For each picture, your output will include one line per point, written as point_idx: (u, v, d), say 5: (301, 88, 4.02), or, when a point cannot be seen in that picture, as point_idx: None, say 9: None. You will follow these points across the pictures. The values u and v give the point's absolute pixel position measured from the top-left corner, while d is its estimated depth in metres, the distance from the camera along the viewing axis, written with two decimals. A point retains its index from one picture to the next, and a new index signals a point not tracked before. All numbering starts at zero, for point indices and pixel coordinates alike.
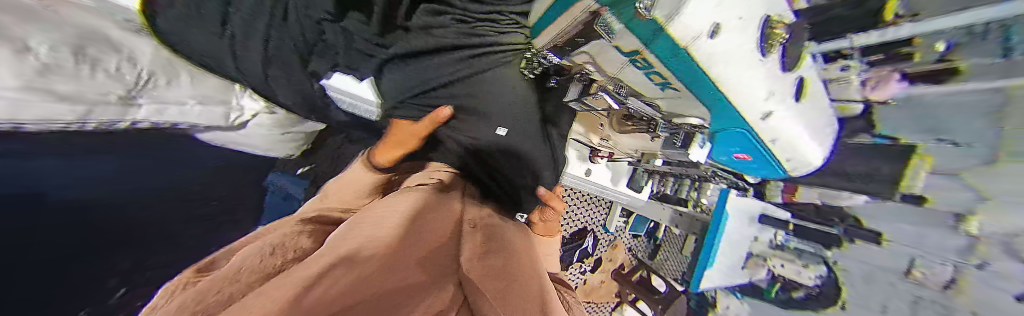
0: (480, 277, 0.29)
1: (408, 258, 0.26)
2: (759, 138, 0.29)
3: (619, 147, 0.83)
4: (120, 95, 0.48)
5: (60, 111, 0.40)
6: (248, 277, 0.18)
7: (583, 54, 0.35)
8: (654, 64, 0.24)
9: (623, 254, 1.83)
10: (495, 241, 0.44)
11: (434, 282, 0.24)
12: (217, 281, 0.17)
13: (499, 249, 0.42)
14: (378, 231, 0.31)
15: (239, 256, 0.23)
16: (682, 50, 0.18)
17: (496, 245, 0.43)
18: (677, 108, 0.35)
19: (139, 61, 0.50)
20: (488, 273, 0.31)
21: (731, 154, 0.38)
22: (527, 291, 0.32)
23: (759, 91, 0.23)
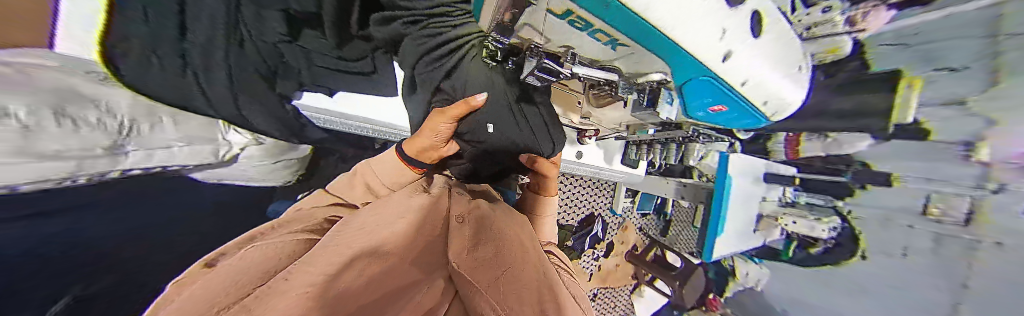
0: (472, 268, 0.31)
1: (394, 260, 0.27)
2: (727, 84, 0.29)
3: (602, 123, 0.84)
4: (104, 147, 0.49)
5: (51, 170, 0.43)
6: (235, 287, 0.19)
7: (524, 29, 0.32)
8: (590, 19, 0.24)
9: (635, 234, 1.82)
10: (490, 230, 0.45)
11: (415, 283, 0.25)
12: (203, 290, 0.18)
13: (492, 236, 0.43)
14: (367, 233, 0.32)
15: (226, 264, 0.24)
16: (615, 1, 0.18)
17: (490, 233, 0.44)
18: (638, 61, 0.34)
19: (119, 111, 0.51)
20: (481, 263, 0.33)
21: (705, 107, 0.37)
22: (522, 275, 0.34)
23: (708, 32, 0.23)
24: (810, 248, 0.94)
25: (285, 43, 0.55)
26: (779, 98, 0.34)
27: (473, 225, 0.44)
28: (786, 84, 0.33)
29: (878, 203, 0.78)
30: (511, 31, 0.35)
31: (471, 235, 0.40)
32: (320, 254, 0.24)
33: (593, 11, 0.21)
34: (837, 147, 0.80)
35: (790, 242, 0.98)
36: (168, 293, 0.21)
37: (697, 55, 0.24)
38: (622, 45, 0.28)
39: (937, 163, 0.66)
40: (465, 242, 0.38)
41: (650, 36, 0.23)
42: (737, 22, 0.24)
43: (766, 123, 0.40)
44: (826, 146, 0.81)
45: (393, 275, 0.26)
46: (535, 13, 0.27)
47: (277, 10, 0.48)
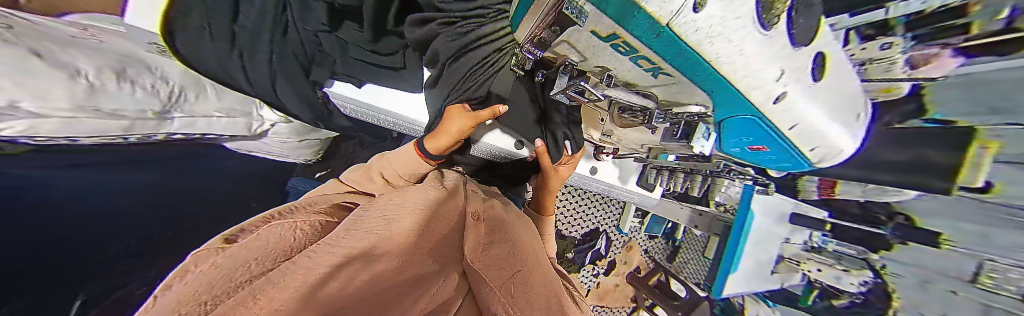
0: (486, 266, 0.32)
1: (412, 249, 0.28)
2: (775, 127, 0.27)
3: (622, 143, 0.77)
4: (155, 112, 0.54)
5: (111, 126, 0.49)
6: (252, 265, 0.20)
7: (563, 43, 0.31)
8: (637, 46, 0.23)
9: (639, 256, 1.76)
10: (501, 232, 0.46)
11: (432, 276, 0.27)
12: (230, 265, 0.19)
13: (504, 238, 0.44)
14: (387, 219, 0.33)
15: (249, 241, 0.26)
16: (664, 26, 0.17)
17: (502, 234, 0.44)
18: (680, 92, 0.31)
19: (171, 78, 0.57)
20: (494, 263, 0.33)
21: (743, 145, 0.35)
22: (533, 282, 0.34)
23: (767, 71, 0.20)
24: (834, 300, 0.75)
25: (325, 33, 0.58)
26: (832, 149, 0.31)
27: (488, 226, 0.44)
28: (845, 136, 0.30)
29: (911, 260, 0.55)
30: (549, 46, 0.35)
31: (485, 234, 0.41)
32: (340, 238, 0.25)
33: (641, 36, 0.20)
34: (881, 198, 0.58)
35: (812, 288, 0.81)
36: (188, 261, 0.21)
37: (746, 91, 0.22)
38: (667, 74, 0.26)
39: (995, 229, 0.38)
40: (480, 239, 0.38)
41: (698, 68, 0.21)
42: (803, 60, 0.21)
43: (810, 169, 0.37)
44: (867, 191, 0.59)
45: (415, 259, 0.27)
46: (579, 32, 0.27)
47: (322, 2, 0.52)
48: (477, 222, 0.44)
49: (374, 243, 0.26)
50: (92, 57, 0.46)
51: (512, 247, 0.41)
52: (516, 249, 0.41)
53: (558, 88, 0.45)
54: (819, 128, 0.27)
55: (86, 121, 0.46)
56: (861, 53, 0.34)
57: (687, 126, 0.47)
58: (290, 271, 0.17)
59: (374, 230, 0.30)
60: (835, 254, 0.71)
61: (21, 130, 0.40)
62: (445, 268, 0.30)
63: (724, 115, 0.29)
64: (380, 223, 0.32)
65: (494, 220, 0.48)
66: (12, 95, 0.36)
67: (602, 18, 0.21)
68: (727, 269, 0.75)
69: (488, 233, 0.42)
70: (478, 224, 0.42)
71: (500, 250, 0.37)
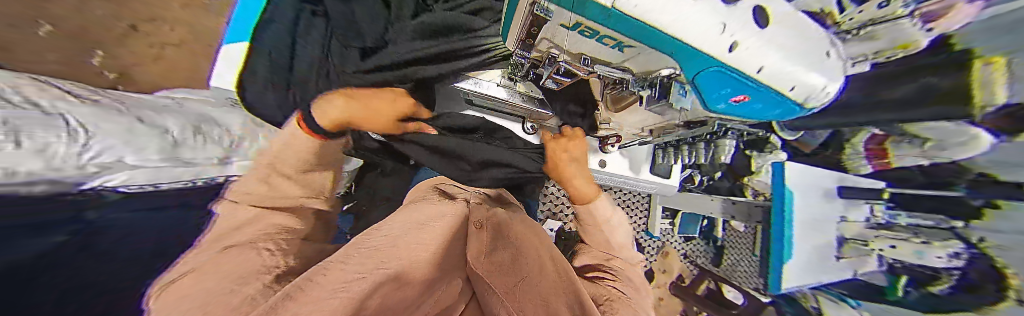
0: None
1: (418, 265, 0.39)
2: (743, 74, 0.29)
3: (625, 128, 0.83)
4: (218, 158, 0.62)
5: (185, 173, 0.57)
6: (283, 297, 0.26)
7: (545, 41, 0.36)
8: (598, 28, 0.27)
9: (679, 263, 1.60)
10: (506, 241, 0.49)
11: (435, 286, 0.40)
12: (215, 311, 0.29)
13: (506, 244, 0.47)
14: (390, 240, 0.41)
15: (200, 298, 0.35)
16: (611, 8, 0.22)
17: (505, 244, 0.49)
18: (650, 61, 0.34)
19: (234, 129, 0.66)
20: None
21: (726, 99, 0.36)
22: (536, 282, 0.44)
23: (710, 26, 0.24)
24: (931, 287, 0.68)
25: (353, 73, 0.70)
26: (814, 87, 0.31)
27: (490, 233, 0.53)
28: (821, 74, 0.31)
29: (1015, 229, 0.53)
30: (532, 46, 0.40)
31: (487, 244, 0.46)
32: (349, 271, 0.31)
33: (599, 20, 0.25)
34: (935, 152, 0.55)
35: (898, 276, 0.74)
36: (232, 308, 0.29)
37: (699, 46, 0.26)
38: (631, 47, 0.30)
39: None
40: (483, 251, 0.44)
41: (652, 34, 0.25)
42: (741, 13, 0.25)
43: (804, 112, 0.37)
44: (925, 152, 0.57)
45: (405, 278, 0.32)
46: (551, 29, 0.32)
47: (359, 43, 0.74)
48: (480, 231, 0.52)
49: (396, 269, 0.35)
50: (177, 118, 0.56)
51: (512, 251, 0.51)
52: (518, 250, 0.51)
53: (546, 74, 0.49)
54: (790, 70, 0.29)
55: (166, 172, 0.53)
56: (856, 15, 0.45)
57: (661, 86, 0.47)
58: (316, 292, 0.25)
59: (396, 249, 0.40)
60: (912, 230, 0.69)
61: (121, 180, 0.46)
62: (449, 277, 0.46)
63: (693, 74, 0.32)
64: (412, 240, 0.44)
65: (499, 223, 0.56)
66: (119, 152, 0.44)
67: (564, 12, 0.26)
68: (779, 259, 0.70)
69: (490, 235, 0.52)
70: (481, 230, 0.52)
71: (501, 254, 0.49)
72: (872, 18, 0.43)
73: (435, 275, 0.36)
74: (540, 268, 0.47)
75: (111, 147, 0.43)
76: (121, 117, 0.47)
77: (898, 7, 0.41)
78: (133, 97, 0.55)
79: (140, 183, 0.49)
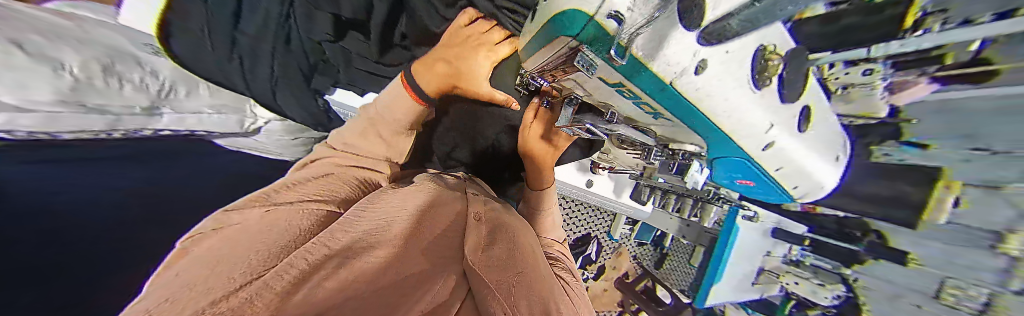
0: (486, 267, 0.33)
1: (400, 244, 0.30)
2: (763, 168, 0.29)
3: (618, 161, 0.82)
4: (143, 107, 0.65)
5: (93, 122, 0.57)
6: (217, 280, 0.19)
7: (571, 80, 0.33)
8: (640, 95, 0.24)
9: (628, 262, 1.82)
10: (503, 232, 0.46)
11: (430, 275, 0.28)
12: (201, 258, 0.24)
13: (504, 238, 0.43)
14: (385, 224, 0.34)
15: (236, 225, 0.30)
16: (667, 85, 0.19)
17: (502, 235, 0.44)
18: (676, 133, 0.32)
19: None
20: (496, 265, 0.34)
21: (732, 179, 0.37)
22: (533, 282, 0.36)
23: (758, 125, 0.22)
24: (810, 310, 0.77)
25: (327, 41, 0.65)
26: (815, 185, 0.33)
27: (488, 226, 0.44)
28: (827, 176, 0.32)
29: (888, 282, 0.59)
30: (556, 77, 0.36)
31: (485, 235, 0.41)
32: (330, 244, 0.26)
33: (645, 89, 0.22)
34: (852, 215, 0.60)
35: (790, 298, 0.82)
36: (177, 270, 0.22)
37: (738, 139, 0.24)
38: (665, 118, 0.28)
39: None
40: (479, 241, 0.39)
41: (693, 118, 0.23)
42: (793, 114, 0.23)
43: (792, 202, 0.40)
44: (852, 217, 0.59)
45: (404, 253, 0.29)
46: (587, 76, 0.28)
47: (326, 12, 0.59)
48: (478, 223, 0.44)
49: (373, 252, 0.26)
50: None
51: (510, 246, 0.42)
52: (519, 247, 0.43)
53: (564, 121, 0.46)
54: (805, 170, 0.30)
55: (64, 121, 0.54)
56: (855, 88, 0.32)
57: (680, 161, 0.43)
58: (279, 276, 0.19)
59: (374, 238, 0.30)
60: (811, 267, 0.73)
61: None
62: (445, 267, 0.31)
63: (716, 154, 0.31)
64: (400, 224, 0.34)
65: (497, 217, 0.50)
66: None
67: (609, 71, 0.23)
68: (710, 279, 0.78)
69: (489, 227, 0.44)
70: (480, 222, 0.44)
71: (501, 246, 0.40)
72: (852, 83, 0.32)
73: (433, 260, 0.31)
74: (535, 268, 0.40)
75: None
76: None
77: (875, 91, 0.31)
78: None
79: None
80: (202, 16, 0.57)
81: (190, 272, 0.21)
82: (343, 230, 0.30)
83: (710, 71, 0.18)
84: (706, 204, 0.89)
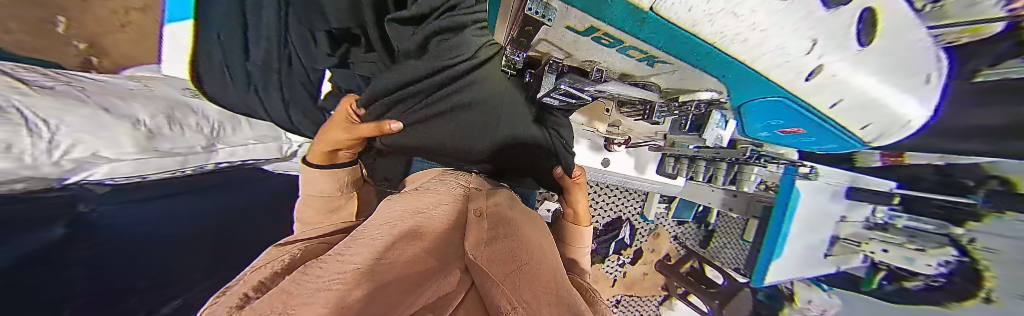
0: (490, 260, 0.31)
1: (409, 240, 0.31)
2: (808, 101, 0.23)
3: (634, 132, 0.75)
4: (202, 145, 0.60)
5: (171, 163, 0.54)
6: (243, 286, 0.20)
7: (542, 42, 0.31)
8: (621, 36, 0.21)
9: (668, 243, 1.68)
10: (508, 226, 0.45)
11: (436, 271, 0.27)
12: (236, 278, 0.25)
13: (510, 233, 0.43)
14: (390, 226, 0.35)
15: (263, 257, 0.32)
16: (647, 10, 0.15)
17: (508, 229, 0.43)
18: (685, 80, 0.29)
19: (211, 115, 0.64)
20: (501, 256, 0.33)
21: (774, 128, 0.32)
22: (539, 274, 0.34)
23: (788, 47, 0.16)
24: (905, 281, 0.65)
25: (333, 67, 0.67)
26: (893, 117, 0.26)
27: (492, 221, 0.43)
28: (908, 101, 0.25)
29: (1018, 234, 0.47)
30: (529, 46, 0.33)
31: (488, 229, 0.40)
32: (351, 246, 0.29)
33: (624, 26, 0.18)
34: (963, 158, 0.51)
35: (877, 270, 0.70)
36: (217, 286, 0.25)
37: (765, 68, 0.19)
38: (658, 59, 0.24)
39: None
40: (482, 234, 0.38)
41: (699, 47, 0.18)
42: (849, 20, 0.16)
43: (864, 148, 0.32)
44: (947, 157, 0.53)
45: (410, 244, 0.29)
46: (554, 29, 0.25)
47: (322, 30, 0.64)
48: (479, 220, 0.42)
49: (385, 245, 0.28)
50: (147, 106, 0.53)
51: (518, 240, 0.41)
52: (524, 240, 0.43)
53: (547, 89, 0.43)
54: (877, 99, 0.22)
55: (155, 162, 0.51)
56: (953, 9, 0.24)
57: (695, 117, 0.45)
58: (303, 277, 0.20)
59: (383, 234, 0.32)
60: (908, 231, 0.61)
61: (104, 173, 0.45)
62: (449, 266, 0.30)
63: (747, 93, 0.25)
64: (407, 222, 0.36)
65: (501, 211, 0.49)
66: (92, 146, 0.43)
67: (573, 13, 0.20)
68: (770, 254, 0.67)
69: (494, 221, 0.44)
70: (483, 217, 0.43)
71: (505, 238, 0.39)
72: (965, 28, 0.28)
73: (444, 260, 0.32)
74: (539, 260, 0.39)
75: (82, 141, 0.42)
76: (83, 106, 0.44)
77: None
78: (91, 83, 0.50)
79: (119, 176, 0.47)
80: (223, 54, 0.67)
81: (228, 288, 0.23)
82: (352, 239, 0.32)
83: None
84: (743, 166, 0.79)
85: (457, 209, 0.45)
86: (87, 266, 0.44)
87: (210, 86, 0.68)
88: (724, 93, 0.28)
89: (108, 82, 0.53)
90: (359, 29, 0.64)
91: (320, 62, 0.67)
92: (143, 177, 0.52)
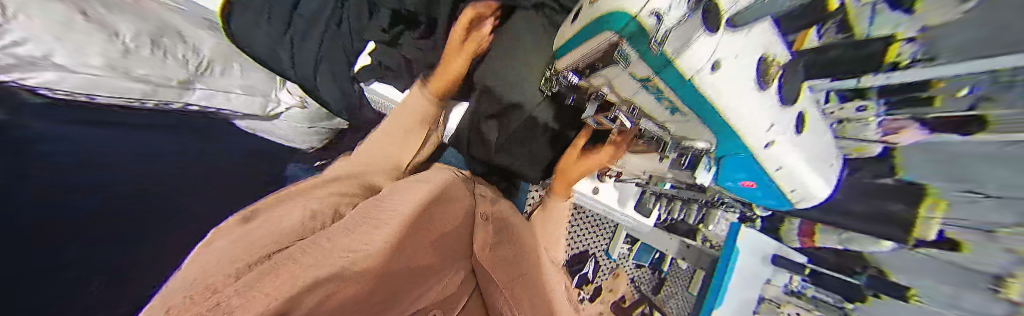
0: None
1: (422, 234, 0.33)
2: (762, 168, 0.32)
3: (628, 168, 0.84)
4: (179, 80, 0.53)
5: (133, 90, 0.47)
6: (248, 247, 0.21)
7: (600, 77, 0.38)
8: (663, 88, 0.28)
9: (625, 285, 1.72)
10: (507, 235, 0.46)
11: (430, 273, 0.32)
12: (241, 228, 0.25)
13: (511, 239, 0.45)
14: (408, 207, 0.36)
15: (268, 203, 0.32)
16: (688, 77, 0.22)
17: (507, 236, 0.46)
18: (685, 129, 0.37)
19: (202, 51, 0.59)
20: (498, 267, 0.36)
21: (737, 181, 0.40)
22: (524, 293, 0.37)
23: (760, 121, 0.24)
24: None
25: (383, 43, 0.71)
26: (810, 193, 0.35)
27: (495, 228, 0.45)
28: (821, 185, 0.35)
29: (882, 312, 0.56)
30: (586, 75, 0.43)
31: (491, 237, 0.42)
32: (368, 220, 0.29)
33: (667, 79, 0.26)
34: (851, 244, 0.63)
35: None
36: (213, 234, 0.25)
37: (743, 135, 0.26)
38: (680, 112, 0.31)
39: (964, 289, 0.32)
40: (485, 244, 0.40)
41: (704, 110, 0.25)
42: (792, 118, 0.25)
43: (791, 208, 0.41)
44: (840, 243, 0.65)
45: (419, 252, 0.31)
46: (618, 69, 0.32)
47: (389, 9, 0.65)
48: (484, 224, 0.44)
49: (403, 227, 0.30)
50: (134, 22, 0.47)
51: (515, 248, 0.43)
52: (521, 247, 0.45)
53: (588, 114, 0.51)
54: (800, 180, 0.32)
55: (109, 84, 0.44)
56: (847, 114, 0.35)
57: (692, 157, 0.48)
58: (313, 252, 0.21)
59: (396, 217, 0.34)
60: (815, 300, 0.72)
61: (44, 81, 0.38)
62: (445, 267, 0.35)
63: (726, 151, 0.33)
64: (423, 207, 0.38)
65: (506, 217, 0.51)
66: (48, 46, 0.37)
67: (638, 60, 0.27)
68: (711, 303, 0.76)
69: (495, 228, 0.45)
70: (488, 222, 0.45)
71: (504, 248, 0.41)
72: None
73: (443, 254, 0.36)
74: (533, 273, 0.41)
75: (37, 38, 0.36)
76: (61, 4, 0.38)
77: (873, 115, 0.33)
78: None
79: (68, 88, 0.41)
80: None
81: (241, 232, 0.24)
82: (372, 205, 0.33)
83: (723, 70, 0.20)
84: (709, 209, 0.87)
85: (467, 204, 0.46)
86: (17, 184, 0.35)
87: (237, 21, 0.58)
88: (715, 147, 0.36)
89: None
90: (424, 16, 0.67)
91: (372, 36, 0.70)
92: (88, 98, 0.43)
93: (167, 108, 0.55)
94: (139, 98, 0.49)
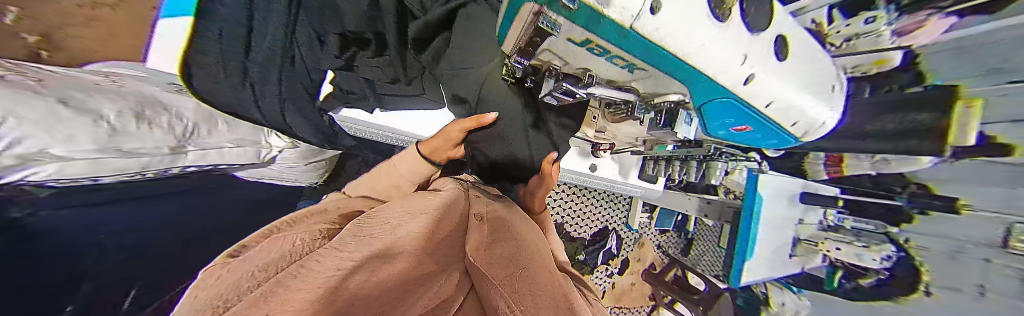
0: (489, 264, 0.33)
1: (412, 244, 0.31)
2: (753, 108, 0.29)
3: (618, 138, 0.82)
4: (171, 146, 0.56)
5: (133, 164, 0.51)
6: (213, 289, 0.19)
7: (546, 52, 0.35)
8: (609, 47, 0.25)
9: (653, 252, 1.72)
10: (505, 230, 0.46)
11: (427, 278, 0.28)
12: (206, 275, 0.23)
13: (509, 236, 0.44)
14: (391, 226, 0.34)
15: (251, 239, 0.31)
16: (629, 29, 0.19)
17: (504, 233, 0.44)
18: (657, 84, 0.34)
19: (186, 116, 0.59)
20: (501, 260, 0.35)
21: (728, 127, 0.36)
22: (537, 278, 0.35)
23: (729, 56, 0.22)
24: (861, 279, 0.72)
25: (338, 68, 0.65)
26: (813, 121, 0.32)
27: (490, 226, 0.44)
28: (824, 108, 0.31)
29: (936, 232, 0.56)
30: (532, 54, 0.38)
31: (488, 233, 0.41)
32: (353, 243, 0.28)
33: (611, 39, 0.23)
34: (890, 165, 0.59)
35: (836, 269, 0.77)
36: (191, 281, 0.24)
37: (717, 77, 0.24)
38: (635, 66, 0.29)
39: None
40: (483, 238, 0.39)
41: (661, 59, 0.23)
42: (763, 44, 0.24)
43: (798, 143, 0.38)
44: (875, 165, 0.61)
45: (416, 257, 0.30)
46: (559, 40, 0.29)
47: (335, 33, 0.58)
48: (479, 224, 0.43)
49: (382, 246, 0.29)
50: (113, 101, 0.48)
51: (515, 244, 0.42)
52: (521, 242, 0.44)
53: (546, 91, 0.50)
54: (798, 108, 0.29)
55: (112, 163, 0.48)
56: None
57: (668, 115, 0.49)
58: (298, 275, 0.20)
59: (383, 233, 0.32)
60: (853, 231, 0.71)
61: (48, 173, 0.40)
62: (442, 270, 0.31)
63: (703, 101, 0.30)
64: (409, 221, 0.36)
65: (500, 215, 0.51)
66: (43, 142, 0.37)
67: (572, 27, 0.24)
68: (743, 256, 0.72)
69: (490, 226, 0.44)
70: (482, 222, 0.44)
71: (502, 245, 0.40)
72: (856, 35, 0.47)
73: (439, 258, 0.33)
74: (540, 266, 0.40)
75: (29, 136, 0.36)
76: (40, 98, 0.38)
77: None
78: (46, 73, 0.45)
79: (69, 176, 0.43)
80: (217, 55, 0.53)
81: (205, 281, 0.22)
82: (350, 232, 0.31)
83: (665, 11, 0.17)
84: (708, 163, 0.84)
85: (456, 211, 0.45)
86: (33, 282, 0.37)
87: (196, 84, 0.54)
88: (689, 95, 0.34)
89: (66, 74, 0.48)
90: (373, 35, 0.62)
91: (325, 63, 0.63)
92: (93, 180, 0.47)
93: (164, 174, 0.59)
94: (138, 169, 0.53)
